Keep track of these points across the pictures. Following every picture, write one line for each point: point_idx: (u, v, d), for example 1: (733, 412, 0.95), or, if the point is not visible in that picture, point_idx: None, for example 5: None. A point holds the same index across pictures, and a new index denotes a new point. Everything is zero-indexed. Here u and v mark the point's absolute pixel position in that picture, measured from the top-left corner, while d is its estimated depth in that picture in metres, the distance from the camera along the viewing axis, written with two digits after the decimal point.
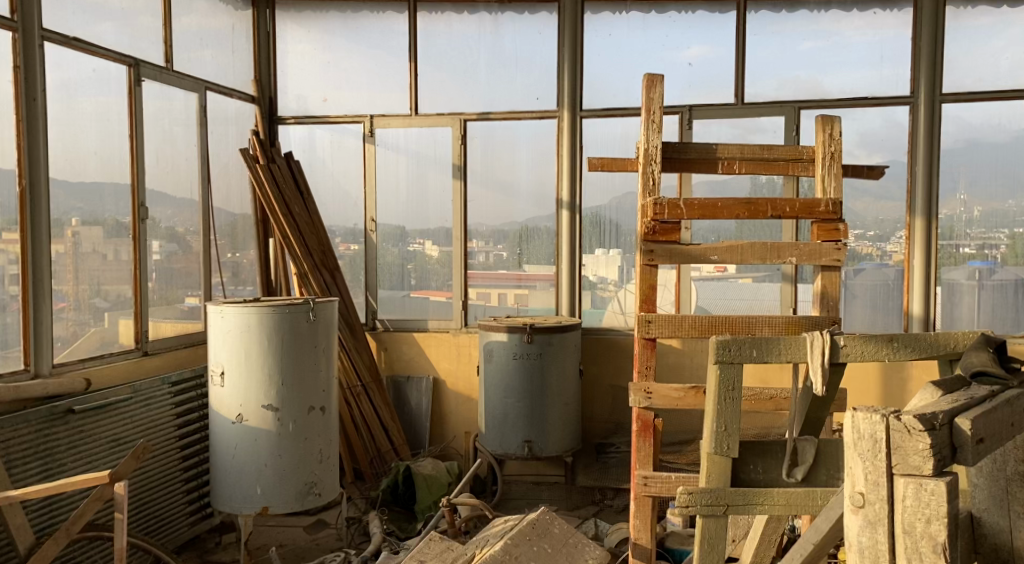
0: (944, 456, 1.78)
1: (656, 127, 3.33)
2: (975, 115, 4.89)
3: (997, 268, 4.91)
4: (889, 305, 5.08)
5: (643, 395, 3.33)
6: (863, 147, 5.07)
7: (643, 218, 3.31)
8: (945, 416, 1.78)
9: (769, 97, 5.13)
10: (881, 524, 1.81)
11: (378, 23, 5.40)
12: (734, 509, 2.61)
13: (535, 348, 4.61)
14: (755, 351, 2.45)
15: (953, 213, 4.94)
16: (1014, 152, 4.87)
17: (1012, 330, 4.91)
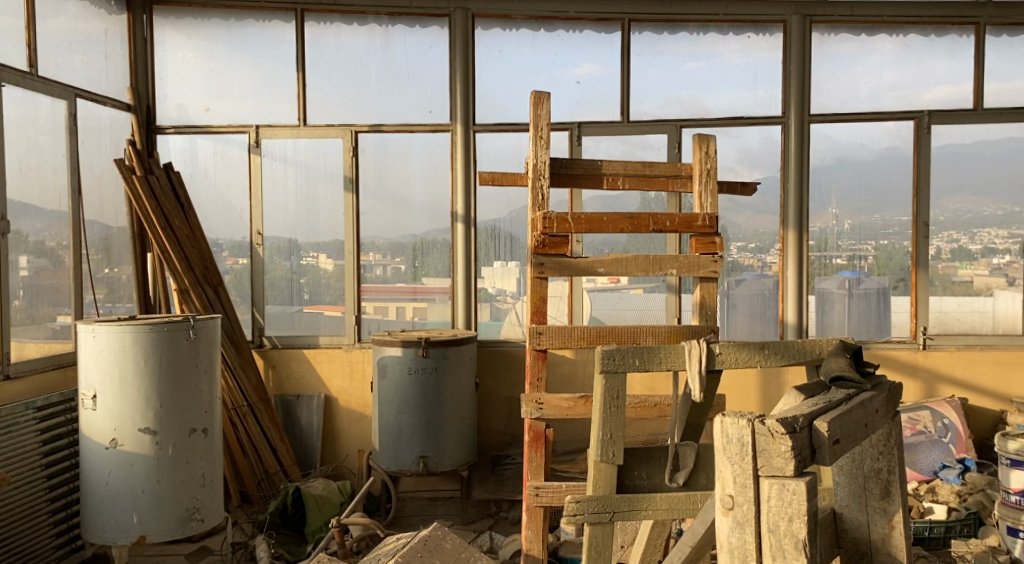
0: (805, 457, 1.88)
1: (543, 143, 3.39)
2: (842, 134, 5.24)
3: (864, 278, 5.27)
4: (767, 314, 5.32)
5: (534, 406, 3.40)
6: (743, 163, 5.31)
7: (532, 232, 3.36)
8: (804, 419, 1.89)
9: (654, 115, 5.32)
10: (749, 525, 1.88)
11: (264, 32, 5.27)
12: (619, 515, 2.70)
13: (430, 362, 4.58)
14: (637, 358, 2.55)
15: (826, 225, 5.26)
16: (877, 169, 5.24)
17: (876, 336, 5.27)
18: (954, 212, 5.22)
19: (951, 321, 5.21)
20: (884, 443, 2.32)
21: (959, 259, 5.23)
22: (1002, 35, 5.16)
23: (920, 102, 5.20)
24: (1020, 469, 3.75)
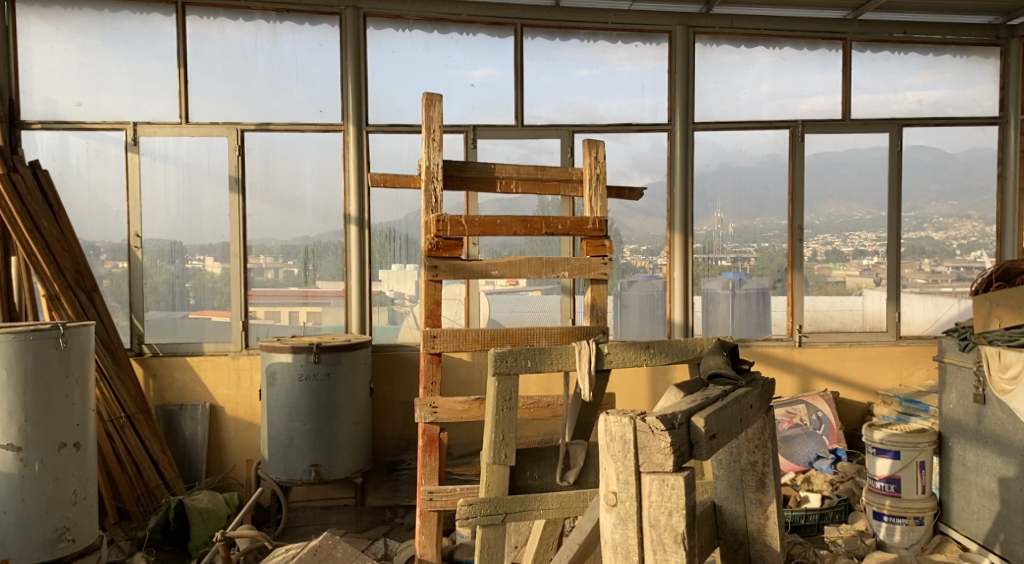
0: (683, 452, 1.94)
1: (437, 145, 3.35)
2: (725, 142, 5.48)
3: (746, 279, 5.52)
4: (656, 314, 5.49)
5: (428, 410, 3.35)
6: (635, 168, 5.47)
7: (426, 234, 3.33)
8: (683, 416, 1.96)
9: (547, 120, 5.39)
10: (631, 520, 1.93)
11: (141, 25, 5.02)
12: (512, 515, 2.72)
13: (322, 368, 4.48)
14: (529, 360, 2.56)
15: (712, 229, 5.49)
16: (757, 175, 5.51)
17: (758, 334, 5.52)
18: (828, 216, 5.54)
19: (825, 319, 5.52)
20: (759, 436, 2.43)
21: (833, 260, 5.54)
22: (867, 50, 5.49)
23: (795, 112, 5.49)
24: (884, 457, 4.00)
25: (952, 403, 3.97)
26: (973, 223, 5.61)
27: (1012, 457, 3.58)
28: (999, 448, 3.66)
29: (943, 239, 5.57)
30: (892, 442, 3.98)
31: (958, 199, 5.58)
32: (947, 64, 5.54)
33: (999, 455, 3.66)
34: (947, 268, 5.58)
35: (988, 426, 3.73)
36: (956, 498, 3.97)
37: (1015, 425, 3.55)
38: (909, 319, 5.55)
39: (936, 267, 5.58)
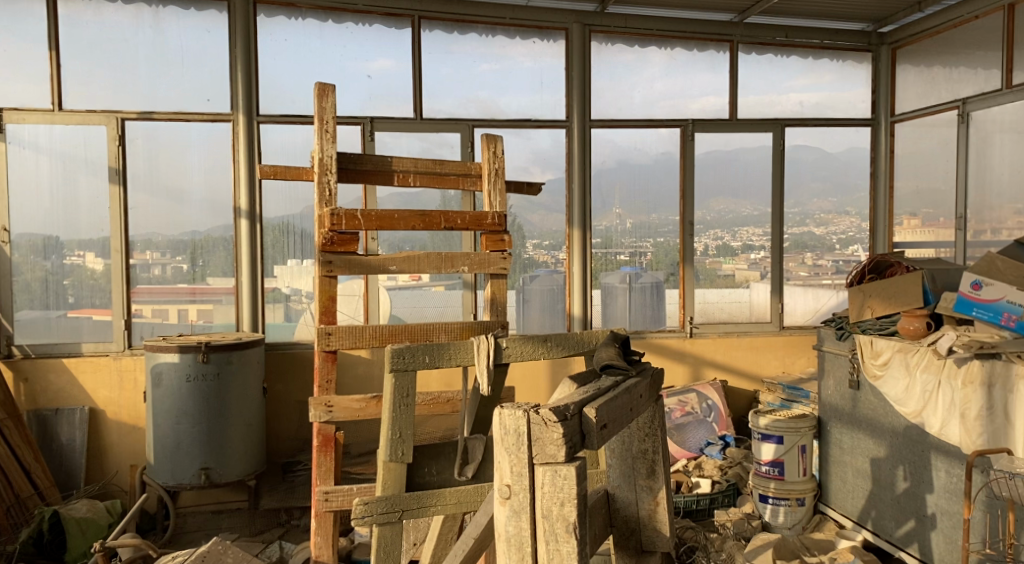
0: (575, 443, 1.95)
1: (330, 137, 3.25)
2: (621, 138, 5.61)
3: (643, 273, 5.67)
4: (556, 308, 5.56)
5: (324, 409, 3.26)
6: (536, 163, 5.51)
7: (320, 228, 3.21)
8: (575, 407, 1.97)
9: (446, 113, 5.36)
10: (524, 512, 1.92)
11: (7, 4, 4.68)
12: (409, 513, 2.69)
13: (212, 368, 4.30)
14: (428, 356, 2.54)
15: (611, 224, 5.62)
16: (652, 173, 5.68)
17: (653, 326, 5.69)
18: (719, 212, 5.75)
19: (714, 310, 5.74)
20: (649, 424, 2.47)
21: (723, 254, 5.77)
22: (752, 52, 5.72)
23: (686, 111, 5.67)
24: (769, 442, 4.21)
25: (830, 389, 4.21)
26: (851, 219, 5.91)
27: (882, 437, 3.81)
28: (871, 430, 3.89)
29: (824, 234, 5.87)
30: (776, 427, 4.19)
31: (837, 196, 5.88)
32: (825, 68, 5.83)
33: (871, 436, 3.89)
34: (828, 262, 5.88)
35: (861, 409, 3.96)
36: (834, 478, 4.20)
37: (885, 408, 3.78)
38: (792, 310, 5.84)
39: (817, 260, 5.87)
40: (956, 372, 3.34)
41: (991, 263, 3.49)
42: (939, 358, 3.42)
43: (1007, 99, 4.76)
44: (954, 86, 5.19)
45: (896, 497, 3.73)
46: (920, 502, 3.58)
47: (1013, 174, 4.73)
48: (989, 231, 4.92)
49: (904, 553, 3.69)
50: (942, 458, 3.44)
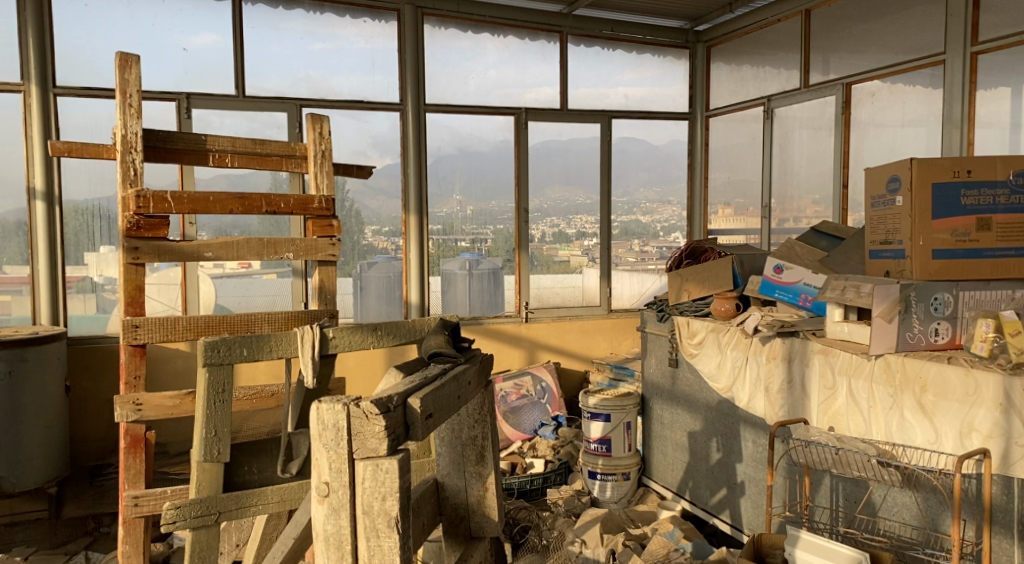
0: (398, 435, 1.84)
1: (134, 112, 2.95)
2: (456, 124, 5.58)
3: (482, 259, 5.69)
4: (392, 295, 5.47)
5: (132, 408, 2.97)
6: (374, 148, 5.38)
7: (124, 212, 2.92)
8: (398, 398, 1.86)
9: (272, 92, 5.10)
10: (344, 510, 1.82)
11: None
12: (226, 515, 2.50)
13: (1, 367, 3.85)
14: (245, 348, 2.38)
15: (451, 211, 5.60)
16: (490, 160, 5.70)
17: (490, 312, 5.73)
18: (555, 200, 5.89)
19: (548, 295, 5.89)
20: (479, 410, 2.46)
21: (558, 241, 5.92)
22: (581, 44, 5.87)
23: (520, 100, 5.74)
24: (597, 421, 4.37)
25: (652, 367, 4.45)
26: (673, 208, 6.26)
27: (698, 412, 4.06)
28: (688, 406, 4.14)
29: (649, 222, 6.18)
30: (604, 406, 4.35)
31: (660, 186, 6.20)
32: (648, 63, 6.09)
33: (688, 411, 4.13)
34: (653, 248, 6.20)
35: (680, 386, 4.19)
36: (655, 453, 4.46)
37: (701, 384, 4.02)
38: (619, 294, 6.10)
39: (643, 247, 6.17)
40: (762, 350, 3.60)
41: (791, 249, 3.81)
42: (746, 337, 3.69)
43: (805, 98, 5.16)
44: (761, 85, 5.58)
45: (710, 467, 3.99)
46: (731, 471, 3.85)
47: (810, 167, 5.15)
48: (790, 220, 5.35)
49: (717, 519, 3.95)
50: (750, 428, 3.70)
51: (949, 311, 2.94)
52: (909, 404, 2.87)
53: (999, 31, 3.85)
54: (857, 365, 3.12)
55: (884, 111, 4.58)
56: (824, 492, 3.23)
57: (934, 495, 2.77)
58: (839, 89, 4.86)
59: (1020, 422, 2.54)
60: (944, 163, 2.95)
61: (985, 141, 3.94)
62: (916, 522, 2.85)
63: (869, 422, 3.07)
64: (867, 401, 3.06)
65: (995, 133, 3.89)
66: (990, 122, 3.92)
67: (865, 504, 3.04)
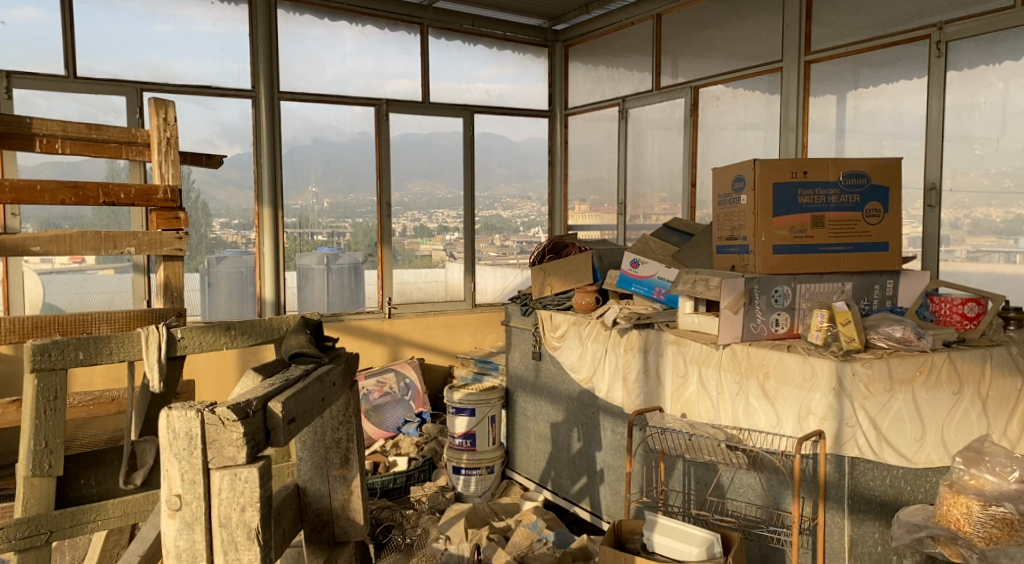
0: (257, 442, 1.74)
1: None
2: (312, 114, 5.39)
3: (341, 253, 5.53)
4: (245, 291, 5.20)
5: None
6: (224, 137, 5.09)
7: None
8: (258, 402, 1.75)
9: (108, 75, 4.72)
10: (198, 524, 1.70)
11: None
12: (59, 534, 2.25)
13: None
14: (81, 353, 2.17)
15: (306, 203, 5.41)
16: (348, 152, 5.55)
17: (351, 308, 5.58)
18: (416, 194, 5.82)
19: (410, 290, 5.82)
20: (343, 411, 2.38)
21: (420, 236, 5.85)
22: (441, 37, 5.82)
23: (379, 91, 5.61)
24: (462, 416, 4.37)
25: (516, 360, 4.50)
26: (533, 203, 6.37)
27: (560, 403, 4.15)
28: (550, 397, 4.22)
29: (510, 217, 6.24)
30: (468, 401, 4.36)
31: (521, 181, 6.27)
32: (508, 59, 6.14)
33: (551, 403, 4.22)
34: (514, 243, 6.27)
35: (543, 378, 4.27)
36: (519, 445, 4.53)
37: (563, 376, 4.11)
38: (482, 289, 6.13)
39: (504, 242, 6.23)
40: (619, 341, 3.72)
41: (646, 244, 3.97)
42: (605, 329, 3.81)
43: (656, 99, 5.39)
44: (615, 86, 5.78)
45: (572, 456, 4.09)
46: (590, 460, 3.96)
47: (661, 166, 5.38)
48: (642, 216, 5.59)
49: (577, 507, 4.06)
50: (608, 418, 3.82)
51: (788, 303, 3.18)
52: (754, 391, 3.07)
53: (827, 42, 4.18)
54: (706, 355, 3.28)
55: (727, 114, 4.86)
56: (678, 477, 3.39)
57: (776, 475, 2.99)
58: (687, 92, 5.11)
59: (851, 404, 2.78)
60: (783, 165, 3.16)
61: (816, 145, 4.27)
62: (760, 501, 3.05)
63: (717, 407, 3.24)
64: (715, 387, 3.24)
65: (824, 137, 4.22)
66: (820, 127, 4.24)
67: (714, 486, 3.22)
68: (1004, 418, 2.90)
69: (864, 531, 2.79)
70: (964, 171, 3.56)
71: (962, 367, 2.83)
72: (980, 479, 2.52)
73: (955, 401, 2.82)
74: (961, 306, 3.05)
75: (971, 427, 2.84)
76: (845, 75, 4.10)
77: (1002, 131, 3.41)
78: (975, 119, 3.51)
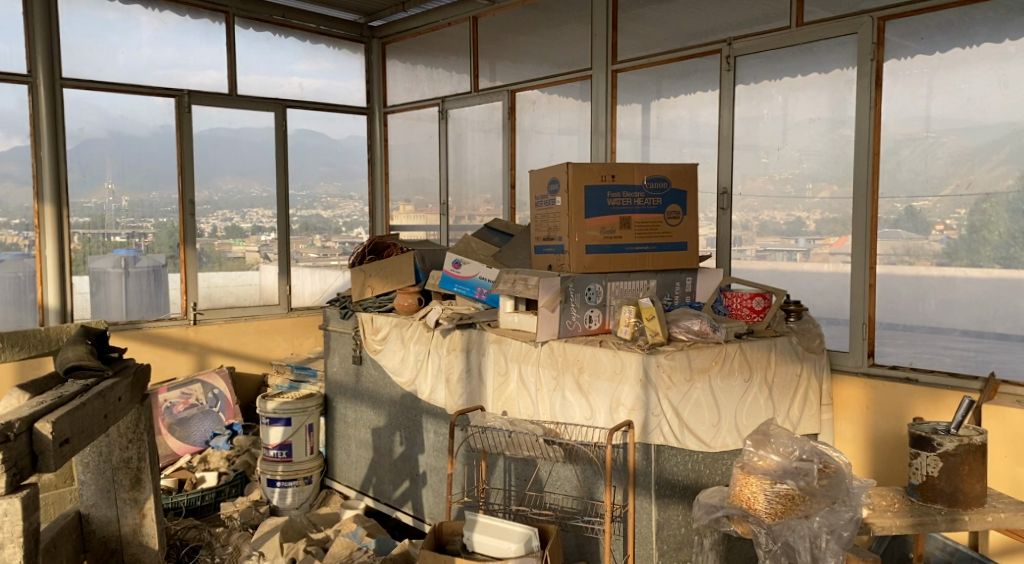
0: (20, 469, 1.54)
1: None
2: (105, 104, 4.95)
3: (141, 256, 5.12)
4: (24, 299, 4.66)
5: None
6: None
7: None
8: (22, 424, 1.55)
9: None
10: None
11: None
12: None
13: None
14: None
15: (102, 202, 4.98)
16: (149, 147, 5.14)
17: (152, 314, 5.17)
18: (226, 192, 5.51)
19: (219, 294, 5.47)
20: (132, 427, 2.35)
21: (231, 236, 5.55)
22: (249, 27, 5.53)
23: (182, 82, 5.24)
24: (276, 426, 4.17)
25: (335, 365, 4.37)
26: (355, 203, 6.21)
27: (381, 407, 4.07)
28: (372, 402, 4.13)
29: (330, 217, 6.05)
30: (283, 410, 4.16)
31: (340, 181, 6.11)
32: (322, 54, 5.94)
33: (372, 408, 4.13)
34: (335, 244, 6.08)
35: (363, 383, 4.17)
36: (339, 453, 4.40)
37: (384, 379, 4.04)
38: (299, 291, 5.88)
39: (325, 242, 6.03)
40: (442, 342, 3.71)
41: (467, 244, 3.98)
42: (427, 330, 3.78)
43: (474, 101, 5.43)
44: (434, 86, 5.76)
45: (393, 461, 4.03)
46: (412, 463, 3.91)
47: (482, 168, 5.44)
48: (465, 218, 5.61)
49: (399, 512, 4.01)
50: (431, 420, 3.79)
51: (600, 300, 3.31)
52: (569, 386, 3.17)
53: (632, 53, 4.41)
54: (526, 353, 3.34)
55: (543, 118, 5.00)
56: (499, 474, 3.43)
57: (589, 466, 3.08)
58: (504, 96, 5.20)
59: (655, 395, 2.93)
60: (593, 168, 3.29)
61: (624, 151, 4.51)
62: (575, 492, 3.15)
63: (536, 403, 3.32)
64: (535, 384, 3.31)
65: (631, 143, 4.46)
66: (628, 133, 4.47)
67: (533, 481, 3.29)
68: (786, 401, 3.22)
69: (670, 514, 2.96)
70: (753, 177, 3.88)
71: (751, 357, 3.10)
72: (766, 460, 2.68)
73: (747, 388, 3.08)
74: (750, 300, 3.34)
75: (759, 411, 3.12)
76: (649, 85, 4.34)
77: (784, 141, 3.75)
78: (761, 131, 3.83)
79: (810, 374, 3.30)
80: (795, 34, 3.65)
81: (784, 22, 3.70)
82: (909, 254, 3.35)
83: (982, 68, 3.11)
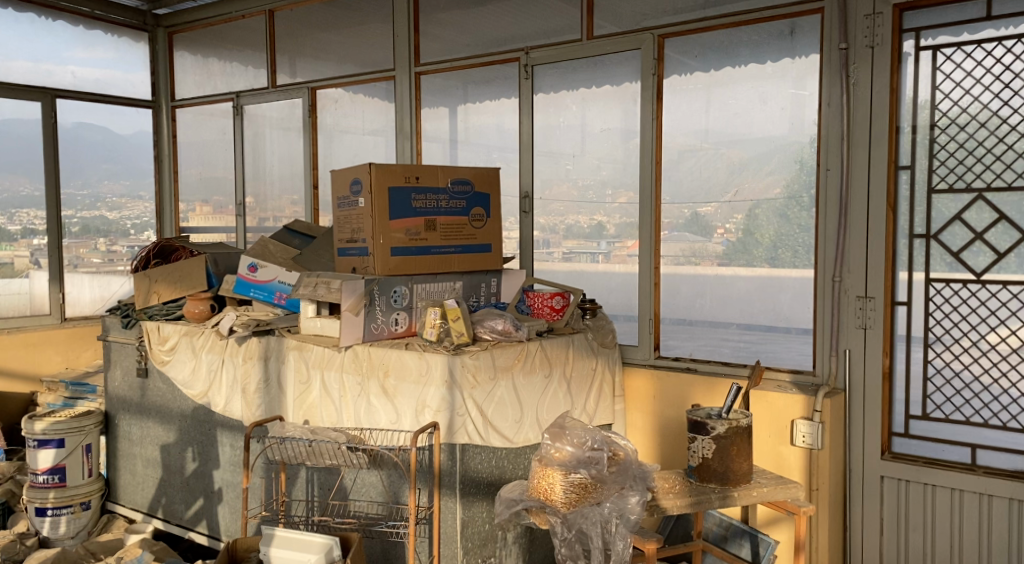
0: None
1: None
2: None
3: None
4: None
5: None
6: None
7: None
8: None
9: None
10: None
11: None
12: None
13: None
14: None
15: None
16: None
17: None
18: None
19: None
20: None
21: None
22: (6, 7, 4.97)
23: None
24: (47, 448, 3.76)
25: (116, 379, 4.02)
26: (145, 203, 5.76)
27: (171, 423, 3.80)
28: (160, 417, 3.84)
29: (116, 219, 5.59)
30: (55, 430, 3.75)
31: (125, 179, 5.65)
32: (99, 41, 5.45)
33: (160, 423, 3.84)
34: (121, 247, 5.61)
35: (149, 397, 3.87)
36: (122, 473, 4.06)
37: (173, 393, 3.77)
38: (76, 300, 5.36)
39: (110, 246, 5.55)
40: (237, 351, 3.51)
41: (264, 247, 3.82)
42: (221, 338, 3.57)
43: (272, 97, 5.22)
44: (228, 80, 5.46)
45: (185, 479, 3.77)
46: (207, 479, 3.68)
47: (282, 167, 5.24)
48: (269, 219, 5.35)
49: (192, 532, 3.76)
50: (226, 433, 3.59)
51: (405, 302, 3.29)
52: (374, 389, 3.12)
53: (434, 56, 4.44)
54: (329, 358, 3.24)
55: (346, 118, 4.90)
56: (300, 485, 3.31)
57: (394, 470, 3.02)
58: (304, 93, 5.04)
59: (460, 395, 2.94)
60: (395, 169, 3.27)
61: (430, 153, 4.53)
62: (380, 497, 3.10)
63: (340, 410, 3.23)
64: (338, 391, 3.22)
65: (438, 146, 4.49)
66: (434, 136, 4.49)
67: (336, 490, 3.20)
68: (582, 394, 3.39)
69: (474, 512, 2.99)
70: (556, 183, 4.03)
71: (551, 353, 3.23)
72: (562, 452, 2.78)
73: (546, 384, 3.21)
74: (550, 299, 3.48)
75: (558, 405, 3.26)
76: (454, 89, 4.39)
77: (582, 149, 3.94)
78: (558, 139, 4.01)
79: (603, 369, 3.50)
80: (585, 46, 3.85)
81: (575, 34, 3.89)
82: (694, 255, 3.62)
83: (748, 86, 3.44)
